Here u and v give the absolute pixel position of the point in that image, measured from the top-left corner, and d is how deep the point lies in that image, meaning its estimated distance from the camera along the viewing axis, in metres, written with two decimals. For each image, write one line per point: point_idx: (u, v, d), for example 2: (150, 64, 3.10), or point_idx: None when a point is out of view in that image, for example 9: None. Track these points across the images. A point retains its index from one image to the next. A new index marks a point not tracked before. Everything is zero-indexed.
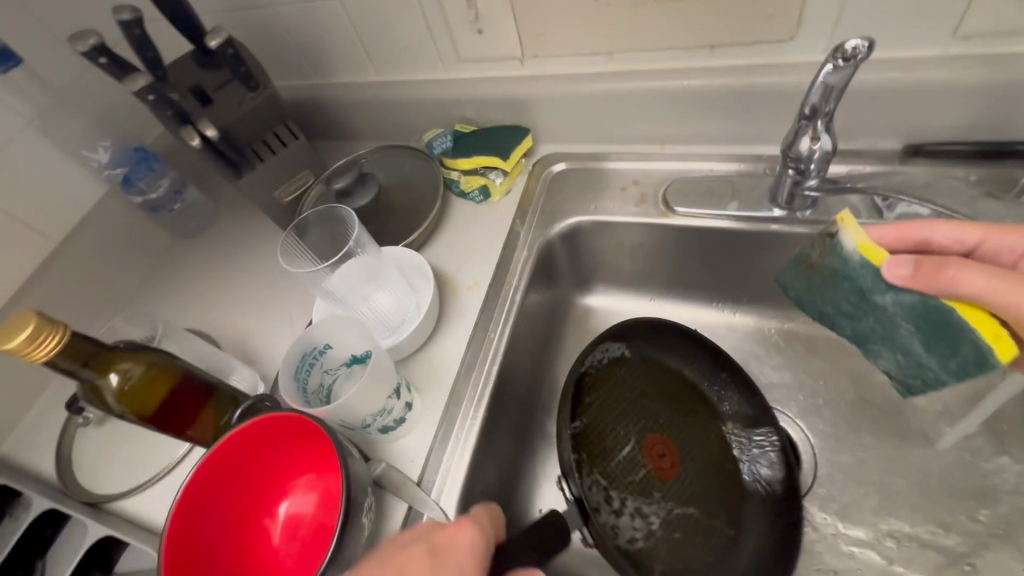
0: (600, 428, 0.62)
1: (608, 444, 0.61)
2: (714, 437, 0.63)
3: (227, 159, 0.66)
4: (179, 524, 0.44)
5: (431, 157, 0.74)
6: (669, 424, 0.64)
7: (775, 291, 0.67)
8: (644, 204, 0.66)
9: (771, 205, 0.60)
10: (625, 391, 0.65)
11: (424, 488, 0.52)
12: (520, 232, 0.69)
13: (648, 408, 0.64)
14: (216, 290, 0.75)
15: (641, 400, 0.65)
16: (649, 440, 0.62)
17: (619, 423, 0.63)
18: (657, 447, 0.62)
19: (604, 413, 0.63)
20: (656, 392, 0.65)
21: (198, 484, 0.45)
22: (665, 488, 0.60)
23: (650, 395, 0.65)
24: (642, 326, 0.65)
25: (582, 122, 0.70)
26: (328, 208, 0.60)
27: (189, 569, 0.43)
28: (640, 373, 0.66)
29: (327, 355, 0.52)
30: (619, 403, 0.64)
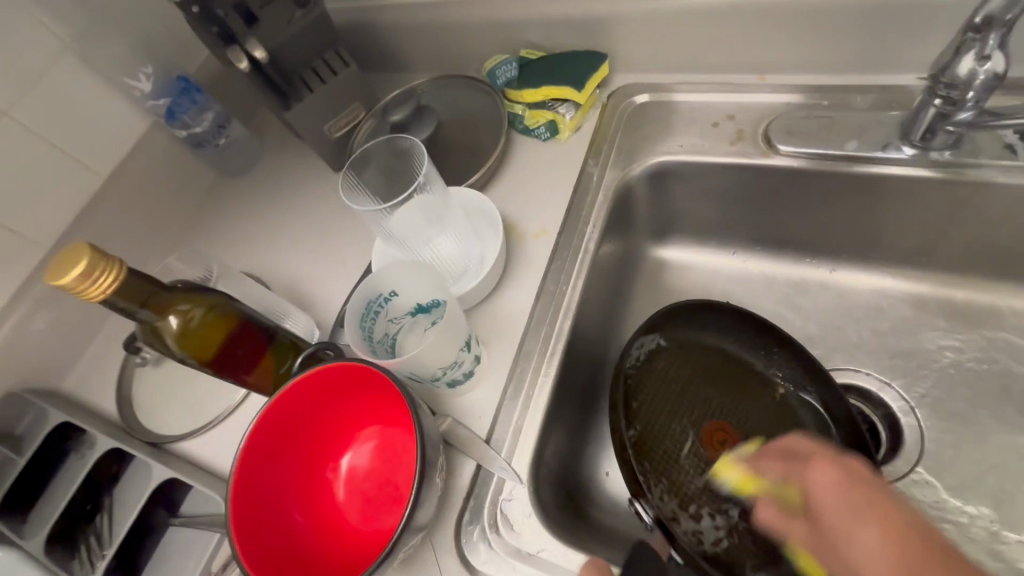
0: (648, 423, 0.55)
1: (668, 444, 0.54)
2: (776, 414, 0.54)
3: (274, 86, 0.62)
4: (241, 491, 0.41)
5: (492, 87, 0.67)
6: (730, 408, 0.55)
7: (885, 247, 0.59)
8: (740, 143, 0.58)
9: (899, 144, 0.52)
10: (670, 382, 0.57)
11: (493, 447, 0.48)
12: (593, 174, 0.62)
13: (700, 395, 0.57)
14: (265, 231, 0.71)
15: (687, 389, 0.57)
16: (710, 428, 0.55)
17: (672, 419, 0.56)
18: (718, 433, 0.54)
19: (655, 409, 0.56)
20: (709, 376, 0.57)
21: (254, 449, 0.43)
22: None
23: (700, 379, 0.57)
24: (683, 309, 0.57)
25: (670, 46, 0.61)
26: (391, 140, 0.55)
27: (258, 536, 0.41)
28: (687, 358, 0.58)
29: (392, 304, 0.48)
30: (668, 396, 0.57)
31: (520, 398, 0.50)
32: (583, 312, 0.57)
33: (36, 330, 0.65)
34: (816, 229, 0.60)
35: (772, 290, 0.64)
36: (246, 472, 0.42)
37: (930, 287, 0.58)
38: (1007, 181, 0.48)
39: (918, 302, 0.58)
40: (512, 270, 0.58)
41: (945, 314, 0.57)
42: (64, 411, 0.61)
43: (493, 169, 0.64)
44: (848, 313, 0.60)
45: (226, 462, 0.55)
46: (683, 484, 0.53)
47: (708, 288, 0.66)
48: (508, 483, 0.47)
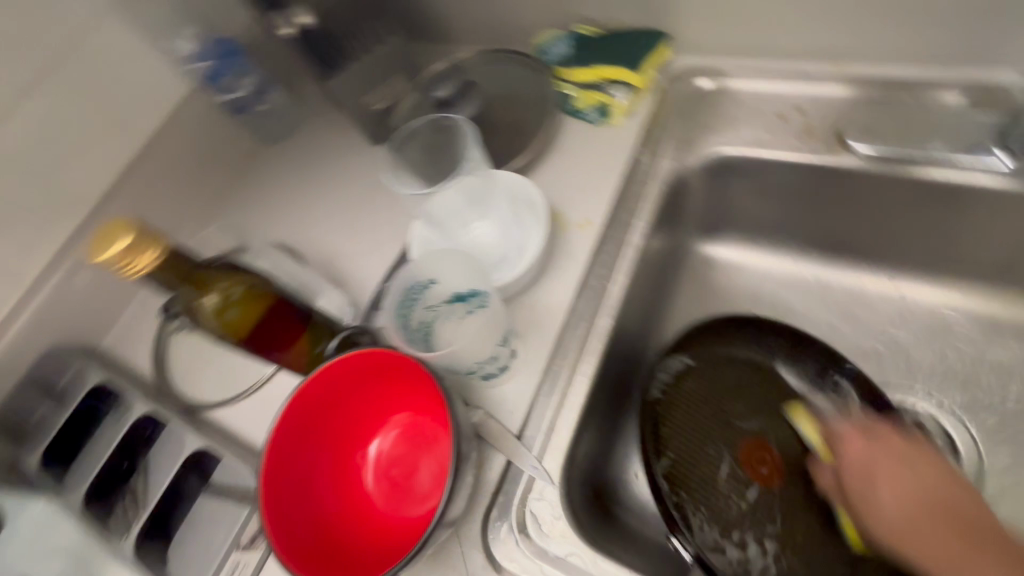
0: (677, 444, 0.52)
1: (704, 467, 0.51)
2: (818, 435, 0.52)
3: (320, 55, 0.60)
4: (271, 493, 0.41)
5: (542, 65, 0.64)
6: (763, 423, 0.53)
7: (959, 260, 0.54)
8: (809, 140, 0.54)
9: (990, 149, 0.47)
10: (694, 397, 0.54)
11: (525, 444, 0.47)
12: (643, 164, 0.58)
13: (728, 411, 0.54)
14: (301, 203, 0.70)
15: (724, 410, 0.54)
16: (744, 446, 0.52)
17: (705, 440, 0.52)
18: (751, 450, 0.52)
19: (686, 429, 0.53)
20: (738, 391, 0.55)
21: (280, 449, 0.42)
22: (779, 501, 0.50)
23: (727, 394, 0.54)
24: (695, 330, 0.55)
25: (737, 29, 0.57)
26: (435, 120, 0.54)
27: (295, 537, 0.41)
28: (712, 372, 0.55)
29: (430, 292, 0.47)
30: (696, 411, 0.54)
31: (555, 395, 0.49)
32: (624, 309, 0.55)
33: (77, 287, 0.66)
34: (883, 236, 0.56)
35: (826, 297, 0.60)
36: (278, 455, 0.42)
37: (1005, 306, 0.54)
38: None
39: (989, 323, 0.54)
40: (553, 260, 0.55)
41: (1019, 337, 0.53)
42: (103, 372, 0.62)
43: (537, 152, 0.61)
44: (908, 328, 0.57)
45: (255, 435, 0.55)
46: (722, 509, 0.50)
47: (755, 291, 0.63)
48: (539, 483, 0.46)
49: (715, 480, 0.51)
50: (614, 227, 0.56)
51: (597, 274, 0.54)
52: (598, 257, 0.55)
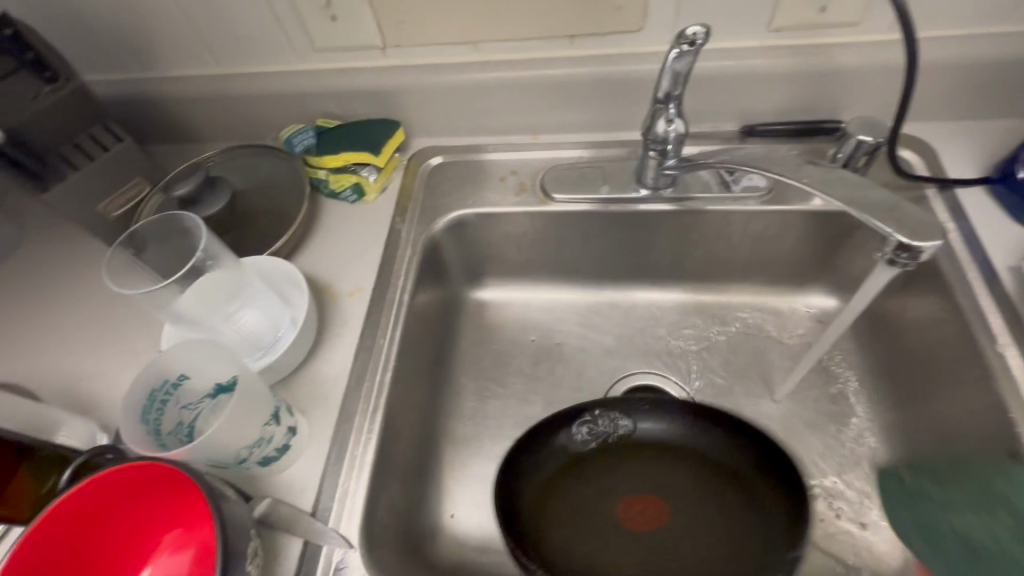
0: (571, 528, 0.54)
1: (592, 529, 0.54)
2: (679, 470, 0.56)
3: (24, 168, 0.55)
4: None
5: (292, 156, 0.68)
6: (633, 486, 0.56)
7: (650, 266, 0.70)
8: (524, 194, 0.67)
9: (638, 187, 0.64)
10: (585, 491, 0.56)
11: (321, 517, 0.47)
12: (401, 230, 0.66)
13: (603, 487, 0.56)
14: (32, 327, 0.61)
15: (609, 489, 0.56)
16: (626, 509, 0.55)
17: (597, 509, 0.55)
18: (638, 508, 0.55)
19: (555, 510, 0.55)
20: (609, 474, 0.57)
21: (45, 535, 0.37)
22: (664, 533, 0.53)
23: (620, 478, 0.57)
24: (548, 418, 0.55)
25: (456, 115, 0.70)
26: (168, 218, 0.51)
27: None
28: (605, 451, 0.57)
29: (182, 389, 0.44)
30: (563, 428, 0.56)
31: (345, 460, 0.50)
32: (405, 361, 0.59)
33: None
34: (596, 256, 0.70)
35: (573, 315, 0.73)
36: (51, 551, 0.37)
37: (686, 294, 0.72)
38: (712, 209, 0.62)
39: (681, 307, 0.72)
40: (328, 331, 0.58)
41: (700, 315, 0.71)
42: None
43: (299, 235, 0.64)
44: (635, 325, 0.71)
45: None
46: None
47: (522, 319, 0.73)
48: (340, 551, 0.46)
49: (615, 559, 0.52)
50: (381, 289, 0.61)
51: (371, 334, 0.57)
52: (370, 318, 0.59)
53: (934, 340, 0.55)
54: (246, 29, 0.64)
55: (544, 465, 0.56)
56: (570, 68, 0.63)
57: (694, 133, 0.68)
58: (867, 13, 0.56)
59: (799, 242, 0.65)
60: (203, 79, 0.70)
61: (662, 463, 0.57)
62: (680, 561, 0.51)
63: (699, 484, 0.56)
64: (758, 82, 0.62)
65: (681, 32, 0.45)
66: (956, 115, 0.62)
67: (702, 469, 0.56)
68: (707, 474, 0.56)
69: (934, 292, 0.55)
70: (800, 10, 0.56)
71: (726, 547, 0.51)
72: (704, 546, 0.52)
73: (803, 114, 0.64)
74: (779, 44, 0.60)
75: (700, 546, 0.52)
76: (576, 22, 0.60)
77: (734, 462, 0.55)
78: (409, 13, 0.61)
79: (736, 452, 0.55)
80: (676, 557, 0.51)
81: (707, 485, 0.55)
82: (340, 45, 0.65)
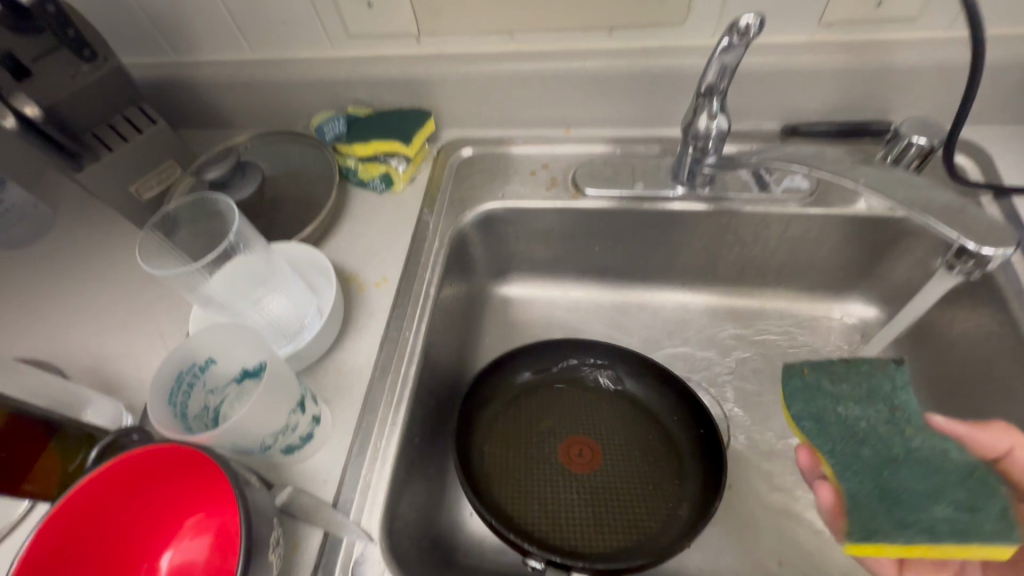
0: (518, 463, 0.59)
1: (535, 463, 0.59)
2: (604, 415, 0.63)
3: (61, 147, 0.55)
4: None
5: (322, 143, 0.68)
6: (570, 428, 0.62)
7: (681, 268, 0.69)
8: (555, 188, 0.65)
9: (674, 183, 0.62)
10: (530, 431, 0.61)
11: (342, 510, 0.46)
12: (429, 221, 0.65)
13: (542, 430, 0.61)
14: (62, 306, 0.61)
15: (544, 431, 0.61)
16: (564, 451, 0.60)
17: (540, 447, 0.60)
18: (577, 451, 0.60)
19: (500, 458, 0.59)
20: (547, 414, 0.63)
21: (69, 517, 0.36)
22: (602, 474, 0.58)
23: (554, 420, 0.62)
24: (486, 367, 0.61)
25: (488, 107, 0.69)
26: (201, 199, 0.50)
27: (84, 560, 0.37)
28: (549, 395, 0.64)
29: (210, 372, 0.44)
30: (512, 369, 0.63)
31: (368, 452, 0.49)
32: (430, 354, 0.58)
33: None
34: (625, 254, 0.68)
35: (599, 315, 0.71)
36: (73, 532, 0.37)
37: (717, 298, 0.70)
38: (751, 210, 0.60)
39: (712, 311, 0.70)
40: (354, 321, 0.58)
41: (731, 319, 0.69)
42: None
43: (327, 223, 0.63)
44: (663, 327, 0.69)
45: None
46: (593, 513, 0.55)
47: (547, 317, 0.72)
48: (360, 545, 0.45)
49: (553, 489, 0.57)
50: (408, 280, 0.60)
51: (396, 325, 0.57)
52: (397, 309, 0.58)
53: (986, 354, 0.52)
54: (282, 14, 0.64)
55: (493, 405, 0.62)
56: (608, 60, 0.61)
57: (734, 131, 0.65)
58: (926, 9, 0.53)
59: (840, 247, 0.62)
60: (236, 64, 0.70)
61: (590, 408, 0.63)
62: (617, 498, 0.56)
63: (631, 426, 0.62)
64: (805, 79, 0.59)
65: (733, 22, 0.42)
66: (1016, 119, 0.59)
67: (626, 414, 0.63)
68: (629, 412, 0.63)
69: (986, 304, 0.52)
70: (854, 4, 0.54)
71: (654, 482, 0.57)
72: (634, 481, 0.57)
73: (850, 115, 0.62)
74: (829, 40, 0.57)
75: (632, 475, 0.58)
76: (616, 13, 0.58)
77: (664, 407, 0.61)
78: (446, 1, 0.60)
79: (661, 401, 0.62)
80: (612, 489, 0.57)
81: (630, 428, 0.62)
82: (374, 31, 0.64)
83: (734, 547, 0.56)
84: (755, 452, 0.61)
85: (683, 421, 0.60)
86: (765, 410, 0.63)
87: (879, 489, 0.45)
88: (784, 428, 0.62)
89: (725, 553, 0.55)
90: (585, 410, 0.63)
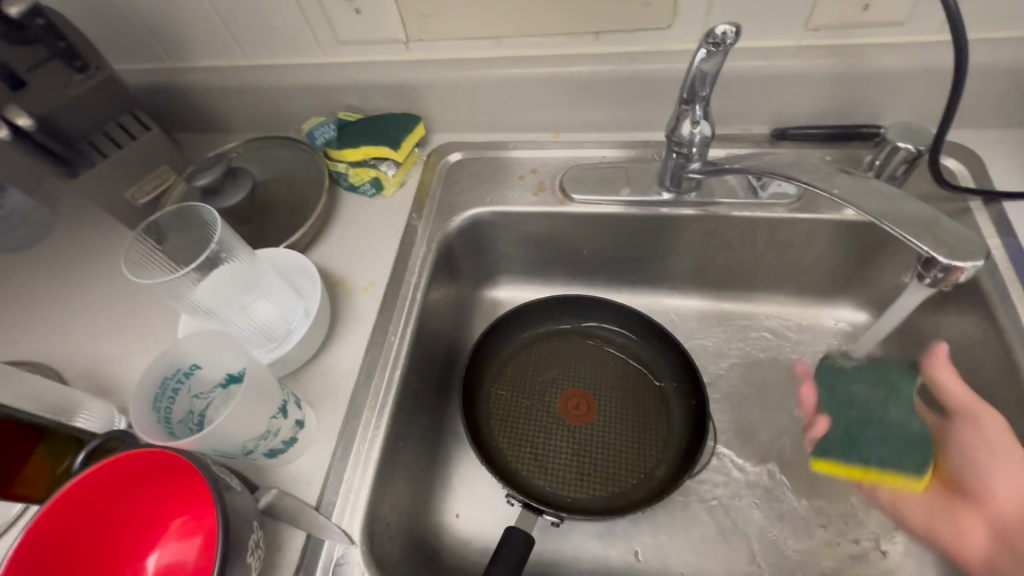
0: (517, 408, 0.62)
1: (533, 409, 0.62)
2: (607, 369, 0.65)
3: (54, 155, 0.56)
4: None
5: (312, 148, 0.68)
6: (571, 380, 0.64)
7: (669, 271, 0.69)
8: (543, 193, 0.66)
9: (659, 189, 0.62)
10: (533, 378, 0.65)
11: (325, 512, 0.47)
12: (417, 226, 0.65)
13: (545, 380, 0.64)
14: (59, 309, 0.63)
15: (546, 380, 0.64)
16: (562, 401, 0.63)
17: (539, 394, 0.63)
18: (575, 403, 0.63)
19: (503, 398, 0.63)
20: (551, 365, 0.65)
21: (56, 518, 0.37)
22: (595, 429, 0.61)
23: (556, 371, 0.65)
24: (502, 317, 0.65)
25: (477, 111, 0.69)
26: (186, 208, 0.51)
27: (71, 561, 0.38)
28: (554, 347, 0.67)
29: (194, 378, 0.45)
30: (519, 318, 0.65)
31: (351, 456, 0.50)
32: (416, 359, 0.59)
33: None
34: (613, 258, 0.68)
35: None
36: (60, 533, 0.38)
37: (706, 302, 0.70)
38: (737, 215, 0.60)
39: (700, 315, 0.70)
40: (340, 325, 0.58)
41: (721, 323, 0.69)
42: None
43: (316, 228, 0.64)
44: None
45: None
46: (578, 463, 0.59)
47: None
48: (342, 547, 0.46)
49: (545, 438, 0.60)
50: (395, 285, 0.61)
51: (382, 330, 0.57)
52: (383, 314, 0.59)
53: (971, 362, 0.52)
54: (272, 21, 0.64)
55: (500, 351, 0.66)
56: (595, 65, 0.61)
57: (722, 135, 0.65)
58: (915, 12, 0.53)
59: (828, 252, 0.62)
60: (229, 70, 0.71)
61: (593, 363, 0.65)
62: (600, 455, 0.59)
63: (631, 384, 0.64)
64: (793, 83, 0.59)
65: (709, 31, 0.43)
66: (1008, 123, 0.58)
67: (628, 371, 0.65)
68: (631, 369, 0.65)
69: (973, 312, 0.52)
70: (841, 8, 0.53)
71: (642, 441, 0.60)
72: (624, 436, 0.60)
73: (839, 119, 0.61)
74: (817, 44, 0.57)
75: (621, 431, 0.61)
76: (601, 18, 0.58)
77: (664, 368, 0.63)
78: (433, 7, 0.60)
79: (663, 366, 0.63)
80: (601, 442, 0.60)
81: (629, 385, 0.64)
82: (363, 38, 0.65)
83: (717, 552, 0.56)
84: (741, 458, 0.61)
85: (682, 387, 0.62)
86: (752, 415, 0.63)
87: (849, 435, 0.58)
88: (769, 434, 0.62)
89: (708, 558, 0.55)
90: (587, 365, 0.65)
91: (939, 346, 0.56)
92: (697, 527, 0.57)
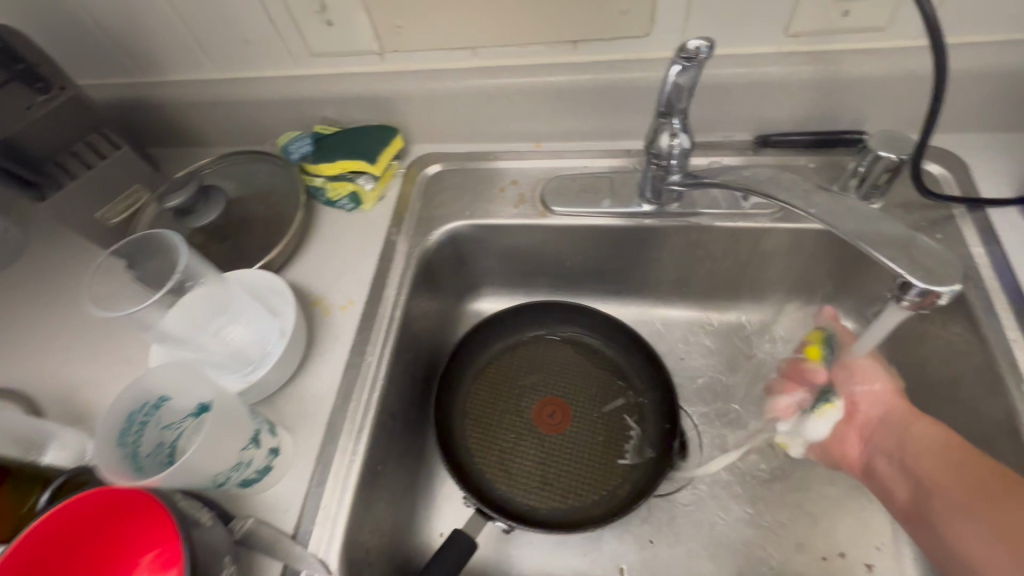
0: (492, 411, 0.62)
1: (508, 413, 0.62)
2: (588, 376, 0.64)
3: (18, 178, 0.56)
4: None
5: (288, 163, 0.67)
6: (549, 386, 0.64)
7: (654, 281, 0.68)
8: (523, 205, 0.64)
9: (640, 201, 0.61)
10: (512, 381, 0.64)
11: (301, 541, 0.46)
12: (396, 240, 0.64)
13: (524, 384, 0.64)
14: (33, 333, 0.62)
15: (524, 385, 0.64)
16: (538, 407, 0.62)
17: (516, 398, 0.63)
18: (551, 411, 0.62)
19: (482, 399, 0.63)
20: (530, 368, 0.65)
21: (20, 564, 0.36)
22: (569, 438, 0.60)
23: (534, 374, 0.64)
24: (485, 320, 0.65)
25: (455, 121, 0.68)
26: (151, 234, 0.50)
27: None
28: (535, 350, 0.66)
29: (163, 411, 0.44)
30: (500, 320, 0.65)
31: (328, 483, 0.49)
32: (396, 378, 0.58)
33: None
34: (597, 269, 0.67)
35: None
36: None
37: (691, 311, 0.69)
38: (720, 225, 0.59)
39: (686, 325, 0.69)
40: (318, 346, 0.57)
41: (706, 333, 0.68)
42: None
43: (293, 245, 0.63)
44: None
45: None
46: (546, 471, 0.58)
47: None
48: None
49: (516, 443, 0.60)
50: (373, 303, 0.60)
51: (360, 349, 0.56)
52: (361, 333, 0.58)
53: (956, 373, 0.51)
54: (243, 34, 0.63)
55: (481, 352, 0.65)
56: (573, 74, 0.60)
57: (704, 143, 0.64)
58: (895, 17, 0.51)
59: (813, 260, 0.61)
60: (202, 84, 0.69)
61: (574, 370, 0.65)
62: (569, 466, 0.58)
63: (608, 393, 0.63)
64: (774, 90, 0.58)
65: (682, 45, 0.42)
66: (993, 127, 0.57)
67: (608, 379, 0.64)
68: (609, 378, 0.64)
69: (958, 322, 0.51)
70: (820, 15, 0.52)
71: (613, 452, 0.59)
72: (596, 448, 0.60)
73: (822, 125, 0.60)
74: (798, 50, 0.56)
75: (592, 442, 0.60)
76: (578, 27, 0.57)
77: (642, 378, 0.63)
78: (405, 18, 0.59)
79: (642, 377, 0.63)
80: (572, 452, 0.59)
81: (607, 394, 0.63)
82: (336, 49, 0.63)
83: (703, 568, 0.55)
84: (727, 471, 0.60)
85: (660, 397, 0.61)
86: (738, 428, 0.62)
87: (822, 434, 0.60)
88: (756, 445, 0.61)
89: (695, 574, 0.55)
90: (566, 372, 0.65)
91: (924, 356, 0.55)
92: (684, 543, 0.56)
